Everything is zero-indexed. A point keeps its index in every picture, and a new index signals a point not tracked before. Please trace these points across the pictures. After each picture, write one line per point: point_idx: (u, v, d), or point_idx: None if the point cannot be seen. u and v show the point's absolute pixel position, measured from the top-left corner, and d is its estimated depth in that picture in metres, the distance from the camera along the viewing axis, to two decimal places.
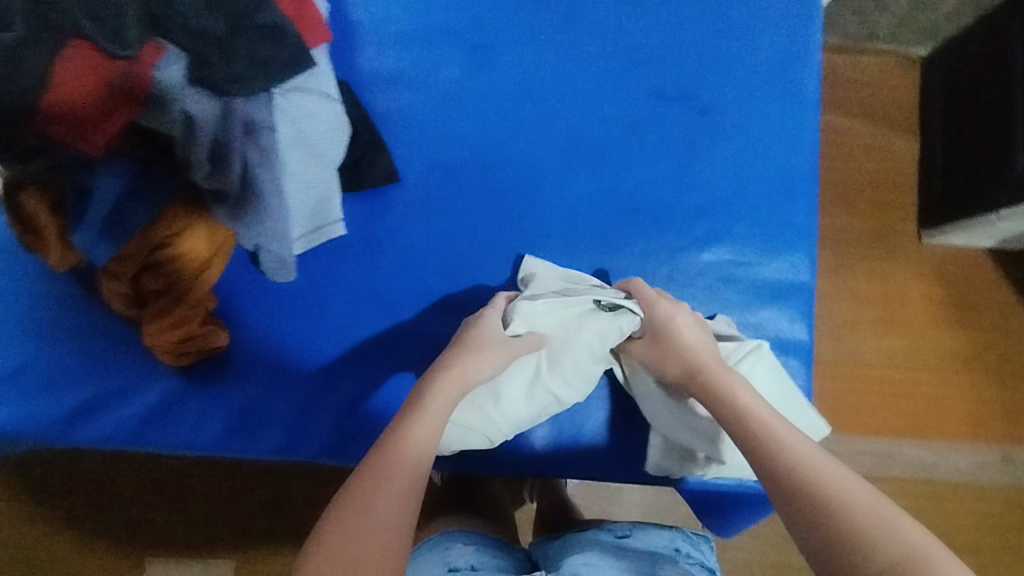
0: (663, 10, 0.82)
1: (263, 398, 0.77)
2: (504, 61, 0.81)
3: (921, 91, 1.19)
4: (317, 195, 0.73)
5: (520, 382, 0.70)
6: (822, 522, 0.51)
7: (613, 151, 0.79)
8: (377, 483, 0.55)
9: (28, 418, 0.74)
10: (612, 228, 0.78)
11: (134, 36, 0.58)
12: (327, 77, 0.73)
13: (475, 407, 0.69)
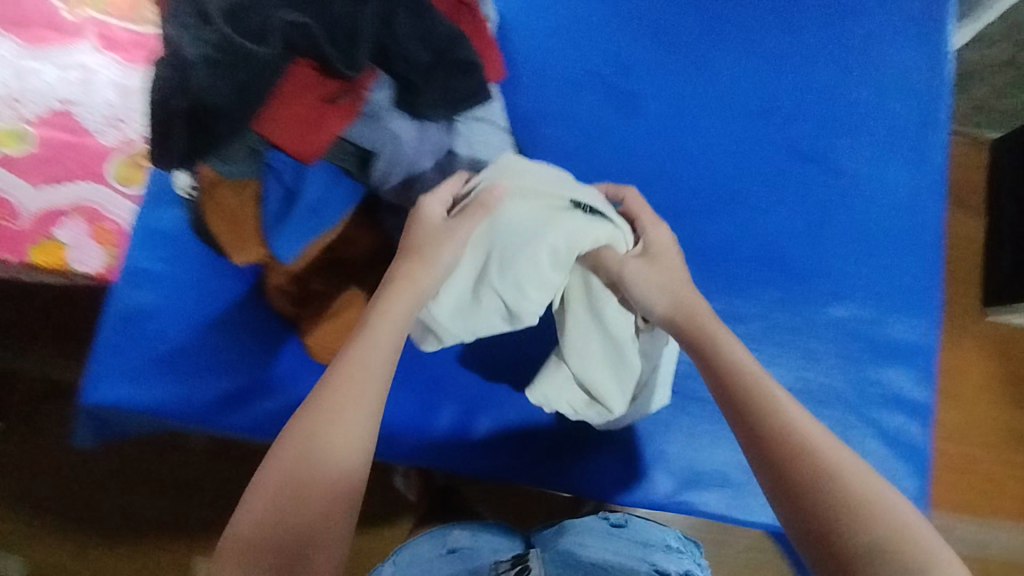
0: (803, 75, 0.87)
1: (398, 406, 0.79)
2: (653, 108, 0.86)
3: (989, 172, 1.20)
4: None
5: (473, 282, 0.67)
6: (843, 496, 0.49)
7: (752, 202, 0.84)
8: (317, 434, 0.52)
9: (182, 400, 0.78)
10: (750, 276, 0.82)
11: (362, 60, 0.62)
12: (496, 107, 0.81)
13: (452, 306, 0.68)
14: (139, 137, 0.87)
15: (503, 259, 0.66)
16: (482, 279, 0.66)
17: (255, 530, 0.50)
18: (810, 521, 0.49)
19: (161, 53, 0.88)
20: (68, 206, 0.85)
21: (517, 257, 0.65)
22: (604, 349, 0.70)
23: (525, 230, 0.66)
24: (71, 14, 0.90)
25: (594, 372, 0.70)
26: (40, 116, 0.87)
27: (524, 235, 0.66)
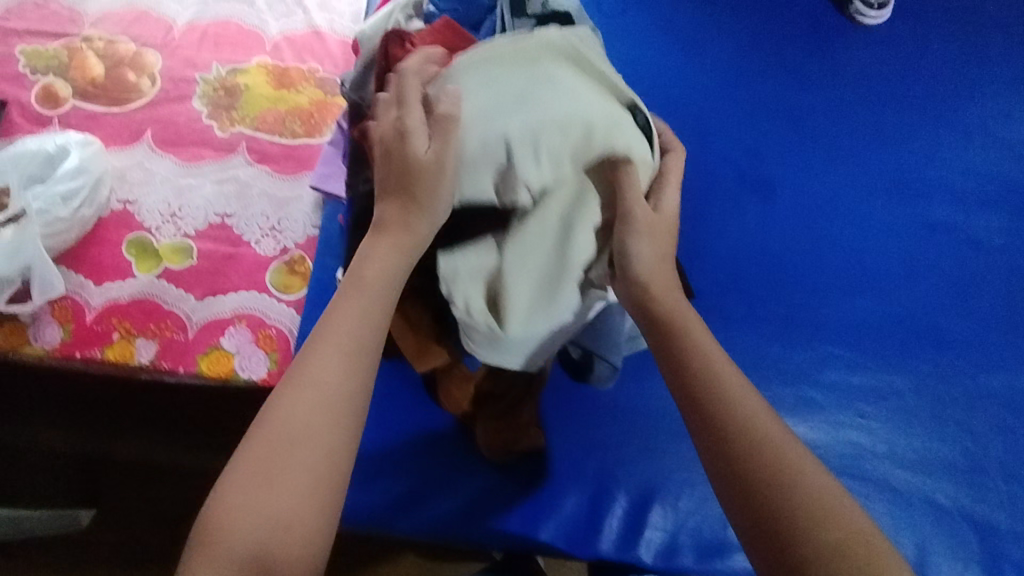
0: (927, 153, 0.91)
1: (571, 499, 0.78)
2: (789, 192, 0.90)
3: None
4: None
5: (503, 87, 0.60)
6: (787, 506, 0.46)
7: (893, 280, 0.87)
8: (270, 415, 0.48)
9: (359, 503, 0.77)
10: (906, 349, 0.85)
11: None
12: None
13: (467, 128, 0.59)
14: (295, 244, 0.91)
15: (507, 117, 0.59)
16: (502, 92, 0.59)
17: (228, 530, 0.45)
18: (767, 525, 0.46)
19: (313, 166, 0.94)
20: (232, 314, 0.88)
21: (535, 125, 0.59)
22: (556, 247, 0.61)
23: (554, 107, 0.59)
24: (224, 131, 0.95)
25: (527, 296, 0.61)
26: (201, 229, 0.92)
27: (526, 100, 0.59)
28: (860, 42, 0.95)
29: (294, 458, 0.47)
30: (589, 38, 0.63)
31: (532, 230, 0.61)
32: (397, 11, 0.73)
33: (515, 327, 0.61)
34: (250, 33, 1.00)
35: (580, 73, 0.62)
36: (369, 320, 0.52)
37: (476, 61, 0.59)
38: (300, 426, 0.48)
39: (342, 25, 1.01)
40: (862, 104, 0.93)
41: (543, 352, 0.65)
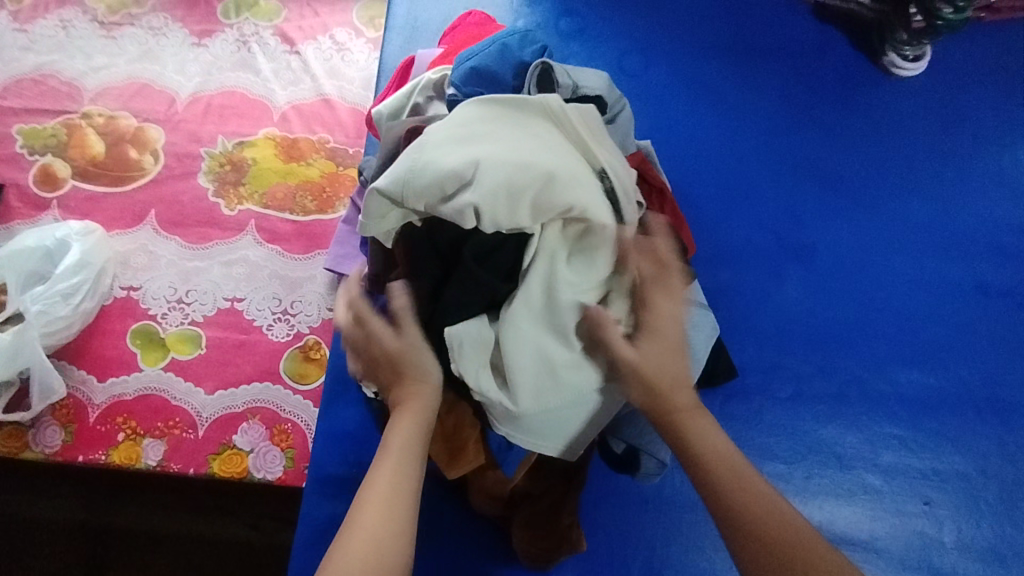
0: (976, 210, 0.85)
1: None
2: (831, 257, 0.84)
3: None
4: None
5: (516, 169, 0.52)
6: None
7: (949, 348, 0.80)
8: (344, 543, 0.49)
9: None
10: (972, 426, 0.78)
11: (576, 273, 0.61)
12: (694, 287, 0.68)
13: (475, 203, 0.51)
14: (309, 328, 0.86)
15: (521, 200, 0.52)
16: (513, 174, 0.52)
17: None
18: None
19: (326, 245, 0.89)
20: (245, 408, 0.83)
21: (558, 207, 0.53)
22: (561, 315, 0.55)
23: (571, 181, 0.54)
24: (232, 209, 0.91)
25: (560, 380, 0.55)
26: (209, 316, 0.86)
27: (545, 173, 0.53)
28: (898, 93, 0.89)
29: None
30: (592, 115, 0.59)
31: (547, 303, 0.55)
32: (418, 90, 0.70)
33: (537, 415, 0.56)
34: (256, 103, 0.95)
35: (584, 140, 0.57)
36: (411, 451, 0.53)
37: (479, 148, 0.53)
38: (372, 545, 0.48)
39: (351, 91, 0.96)
40: (905, 159, 0.87)
41: (554, 433, 0.57)
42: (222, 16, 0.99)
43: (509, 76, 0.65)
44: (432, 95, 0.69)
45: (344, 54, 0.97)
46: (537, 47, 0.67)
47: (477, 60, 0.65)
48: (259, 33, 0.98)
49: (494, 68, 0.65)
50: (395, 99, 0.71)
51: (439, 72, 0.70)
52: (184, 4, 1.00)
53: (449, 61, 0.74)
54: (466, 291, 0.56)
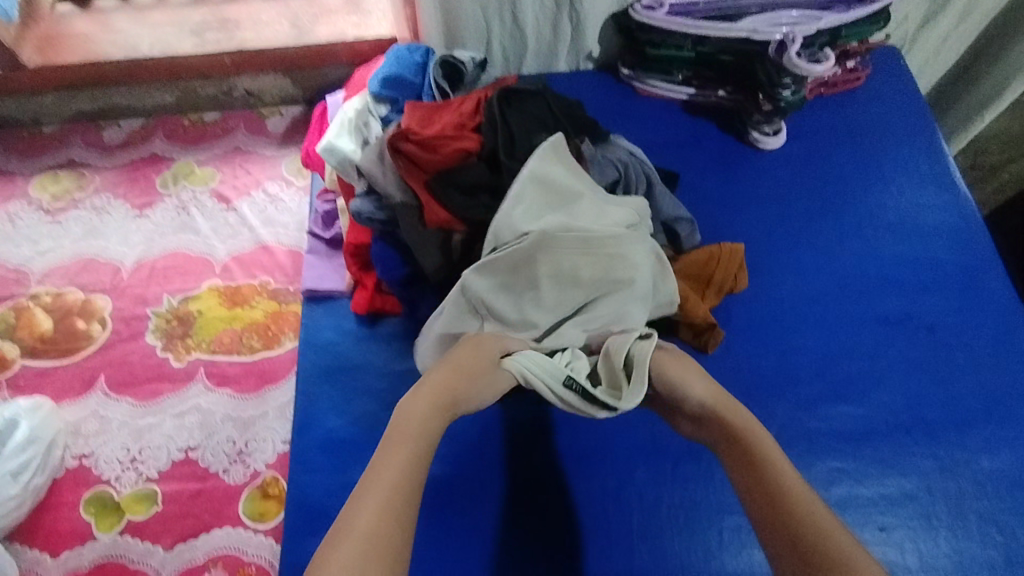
0: (855, 252, 0.95)
1: None
2: (744, 319, 0.90)
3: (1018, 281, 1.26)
4: (667, 196, 0.88)
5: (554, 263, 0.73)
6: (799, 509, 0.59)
7: (867, 376, 0.86)
8: (337, 532, 0.53)
9: None
10: (905, 447, 0.81)
11: None
12: (635, 175, 0.86)
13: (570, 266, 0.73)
14: (266, 465, 0.87)
15: (584, 250, 0.74)
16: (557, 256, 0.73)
17: None
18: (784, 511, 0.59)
19: (275, 381, 0.92)
20: (206, 558, 0.82)
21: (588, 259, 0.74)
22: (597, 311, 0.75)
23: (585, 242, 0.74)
24: (181, 361, 0.94)
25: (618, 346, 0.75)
26: (164, 469, 0.87)
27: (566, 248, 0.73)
28: (766, 165, 1.02)
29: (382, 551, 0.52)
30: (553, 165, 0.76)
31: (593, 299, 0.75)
32: (351, 120, 0.87)
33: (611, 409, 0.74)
34: (198, 258, 1.02)
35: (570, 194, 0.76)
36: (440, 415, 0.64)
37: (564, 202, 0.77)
38: (378, 520, 0.54)
39: (287, 235, 1.03)
40: (785, 218, 0.98)
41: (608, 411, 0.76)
42: (161, 188, 1.08)
43: (414, 77, 0.87)
44: (364, 117, 0.87)
45: (277, 203, 1.06)
46: (421, 50, 0.90)
47: (387, 74, 0.87)
48: (196, 197, 1.07)
49: (402, 75, 0.87)
50: (333, 133, 0.86)
51: (362, 99, 0.88)
52: (124, 182, 1.09)
53: (360, 90, 0.92)
54: None
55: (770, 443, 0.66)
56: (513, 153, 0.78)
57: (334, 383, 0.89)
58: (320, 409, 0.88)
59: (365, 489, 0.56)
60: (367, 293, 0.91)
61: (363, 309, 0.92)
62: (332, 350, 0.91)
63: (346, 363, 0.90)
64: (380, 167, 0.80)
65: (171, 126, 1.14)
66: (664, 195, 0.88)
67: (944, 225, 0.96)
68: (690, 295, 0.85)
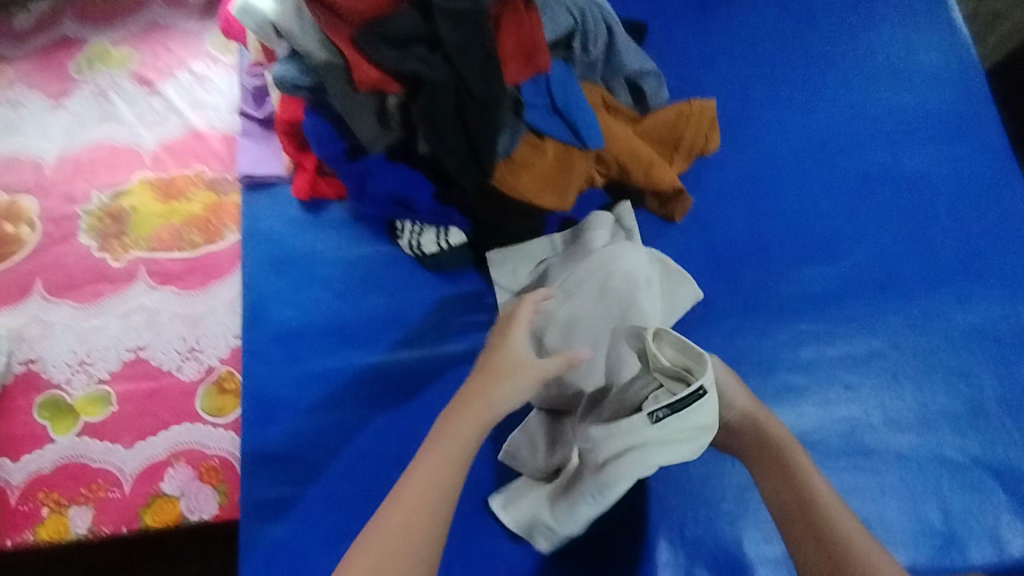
0: (840, 100, 0.86)
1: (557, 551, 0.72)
2: (715, 183, 0.84)
3: None
4: (632, 49, 0.80)
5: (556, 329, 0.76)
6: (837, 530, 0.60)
7: (843, 236, 0.81)
8: (368, 534, 0.58)
9: None
10: (878, 306, 0.78)
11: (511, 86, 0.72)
12: (597, 23, 0.76)
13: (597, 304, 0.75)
14: (219, 360, 0.84)
15: (575, 294, 0.76)
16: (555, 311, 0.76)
17: None
18: (817, 529, 0.61)
19: (221, 275, 0.87)
20: (168, 454, 0.81)
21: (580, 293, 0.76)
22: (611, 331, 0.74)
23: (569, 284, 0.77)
24: (120, 260, 0.89)
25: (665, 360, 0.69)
26: (115, 370, 0.84)
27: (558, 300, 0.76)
28: (744, 8, 0.91)
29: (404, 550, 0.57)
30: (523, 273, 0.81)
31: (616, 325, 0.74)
32: None
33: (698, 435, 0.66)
34: (125, 150, 0.94)
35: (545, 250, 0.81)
36: (475, 426, 0.64)
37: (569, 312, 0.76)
38: (404, 518, 0.58)
39: (219, 118, 0.94)
40: (765, 66, 0.88)
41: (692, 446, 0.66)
42: (75, 74, 0.97)
43: None
44: None
45: (205, 84, 0.96)
46: None
47: None
48: (116, 82, 0.97)
49: None
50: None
51: None
52: (33, 69, 0.98)
53: None
54: (464, 30, 0.66)
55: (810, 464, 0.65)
56: None
57: (282, 274, 0.84)
58: (269, 301, 0.83)
59: (397, 493, 0.60)
60: (307, 176, 0.84)
61: (305, 194, 0.85)
62: (276, 239, 0.85)
63: (292, 252, 0.85)
64: (298, 23, 0.69)
65: (80, 4, 1.01)
66: (627, 45, 0.79)
67: (936, 68, 0.88)
68: (655, 160, 0.78)
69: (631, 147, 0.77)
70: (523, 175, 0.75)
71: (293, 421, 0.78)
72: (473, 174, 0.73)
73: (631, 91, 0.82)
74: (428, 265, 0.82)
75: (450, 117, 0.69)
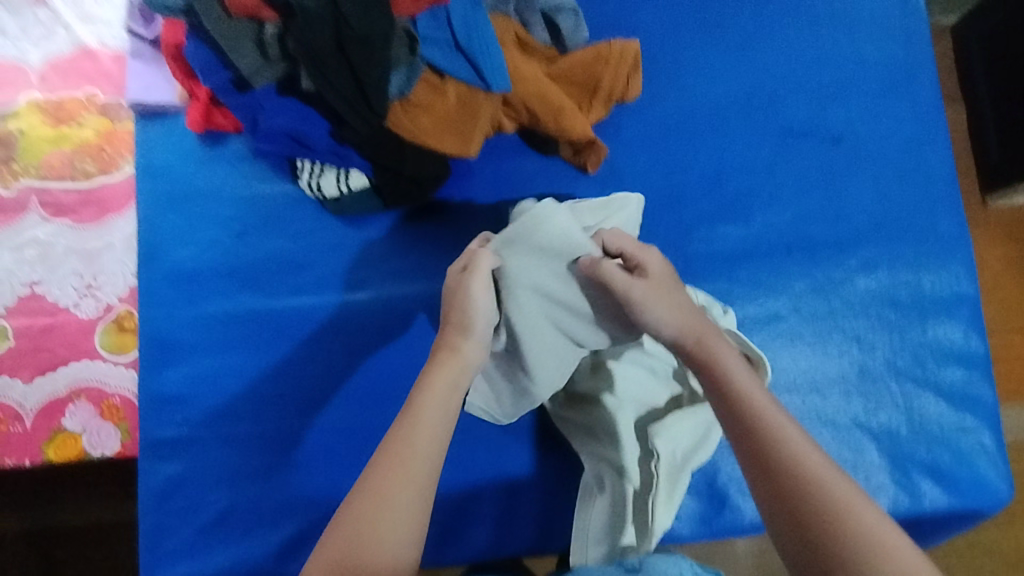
0: (773, 49, 0.82)
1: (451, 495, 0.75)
2: (633, 132, 0.80)
3: (963, 82, 1.16)
4: None
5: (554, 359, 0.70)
6: (774, 452, 0.53)
7: (758, 194, 0.79)
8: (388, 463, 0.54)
9: (232, 527, 0.75)
10: (783, 268, 0.78)
11: (402, 22, 0.67)
12: None
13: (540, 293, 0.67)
14: (118, 298, 0.83)
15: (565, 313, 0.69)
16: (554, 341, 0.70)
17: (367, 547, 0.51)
18: (759, 457, 0.54)
19: (119, 209, 0.84)
20: (68, 391, 0.80)
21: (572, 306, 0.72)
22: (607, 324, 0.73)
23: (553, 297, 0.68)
24: (9, 189, 0.84)
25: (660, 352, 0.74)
26: (10, 305, 0.82)
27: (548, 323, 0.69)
28: None
29: (413, 487, 0.53)
30: None
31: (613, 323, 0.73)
32: None
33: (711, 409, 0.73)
34: (10, 67, 0.86)
35: None
36: (459, 373, 0.60)
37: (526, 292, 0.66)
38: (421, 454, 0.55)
39: (111, 35, 0.87)
40: (700, 7, 0.82)
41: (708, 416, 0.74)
42: None
43: None
44: None
45: None
46: None
47: None
48: None
49: None
50: None
51: None
52: None
53: None
54: None
55: (741, 368, 0.58)
56: None
57: (181, 211, 0.81)
58: (166, 239, 0.80)
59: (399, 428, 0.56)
60: (200, 107, 0.78)
61: (200, 126, 0.79)
62: (173, 173, 0.81)
63: (191, 189, 0.81)
64: None
65: None
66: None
67: (875, 15, 0.83)
68: (565, 104, 0.74)
69: (540, 90, 0.73)
70: (421, 116, 0.71)
71: (192, 363, 0.78)
72: (362, 114, 0.69)
73: (548, 28, 0.77)
74: (331, 209, 0.80)
75: (332, 50, 0.64)
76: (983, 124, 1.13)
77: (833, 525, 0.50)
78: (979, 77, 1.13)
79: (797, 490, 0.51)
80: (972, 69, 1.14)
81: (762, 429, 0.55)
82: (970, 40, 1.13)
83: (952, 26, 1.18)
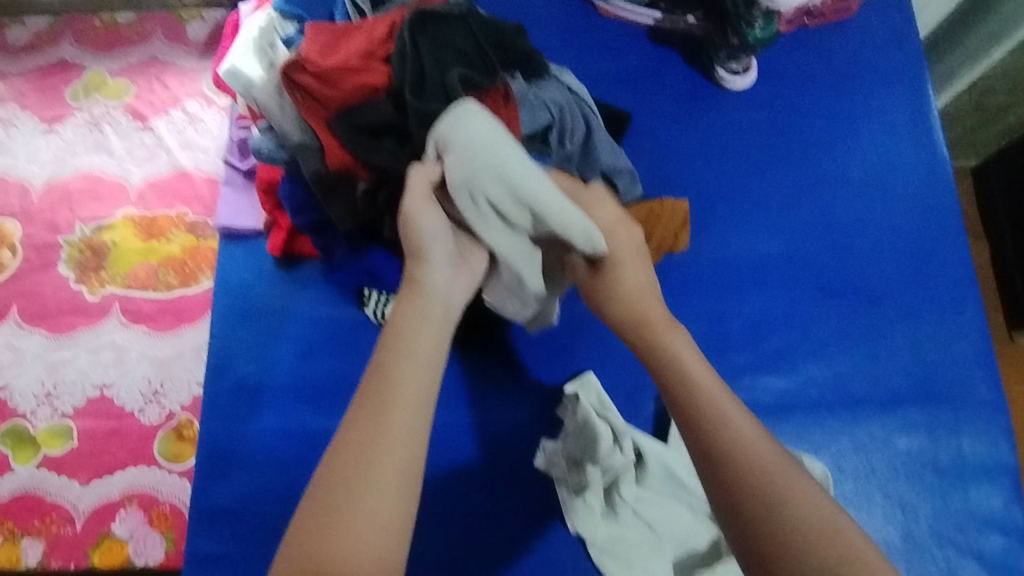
0: (812, 212, 0.88)
1: None
2: (680, 281, 0.85)
3: (990, 234, 1.22)
4: (608, 144, 0.80)
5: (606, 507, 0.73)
6: (729, 448, 0.57)
7: (799, 348, 0.83)
8: (351, 450, 0.55)
9: None
10: (824, 422, 0.80)
11: None
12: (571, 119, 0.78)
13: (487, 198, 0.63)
14: (181, 406, 0.86)
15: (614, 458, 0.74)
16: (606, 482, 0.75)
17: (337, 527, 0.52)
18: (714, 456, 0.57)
19: (192, 320, 0.89)
20: (121, 496, 0.83)
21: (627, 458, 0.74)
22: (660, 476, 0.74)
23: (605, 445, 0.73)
24: (95, 295, 0.90)
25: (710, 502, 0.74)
26: (79, 406, 0.86)
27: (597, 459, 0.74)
28: (732, 107, 0.92)
29: (379, 451, 0.55)
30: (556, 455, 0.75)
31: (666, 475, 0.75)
32: (252, 41, 0.75)
33: None
34: (111, 183, 0.95)
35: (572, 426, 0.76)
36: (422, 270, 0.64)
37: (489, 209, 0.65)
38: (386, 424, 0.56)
39: (206, 161, 0.96)
40: (745, 170, 0.89)
41: None
42: (70, 100, 0.99)
43: None
44: (269, 37, 0.76)
45: (197, 124, 0.97)
46: None
47: None
48: (109, 113, 0.98)
49: None
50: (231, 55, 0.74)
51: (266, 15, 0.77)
52: (31, 91, 0.99)
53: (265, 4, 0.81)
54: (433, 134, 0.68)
55: (699, 366, 0.63)
56: (424, 97, 0.69)
57: (250, 327, 0.86)
58: (234, 354, 0.85)
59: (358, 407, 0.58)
60: (282, 235, 0.85)
61: (279, 251, 0.86)
62: (248, 291, 0.87)
63: (262, 307, 0.86)
64: (279, 101, 0.72)
65: (80, 28, 1.01)
66: (605, 141, 0.80)
67: (908, 185, 0.90)
68: None
69: None
70: None
71: (245, 478, 0.80)
72: None
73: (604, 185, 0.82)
74: None
75: None
76: (1012, 276, 1.17)
77: (784, 517, 0.53)
78: (1005, 232, 1.18)
79: (751, 486, 0.55)
80: (998, 224, 1.20)
81: (710, 418, 0.59)
82: (996, 196, 1.20)
83: (978, 182, 1.24)
